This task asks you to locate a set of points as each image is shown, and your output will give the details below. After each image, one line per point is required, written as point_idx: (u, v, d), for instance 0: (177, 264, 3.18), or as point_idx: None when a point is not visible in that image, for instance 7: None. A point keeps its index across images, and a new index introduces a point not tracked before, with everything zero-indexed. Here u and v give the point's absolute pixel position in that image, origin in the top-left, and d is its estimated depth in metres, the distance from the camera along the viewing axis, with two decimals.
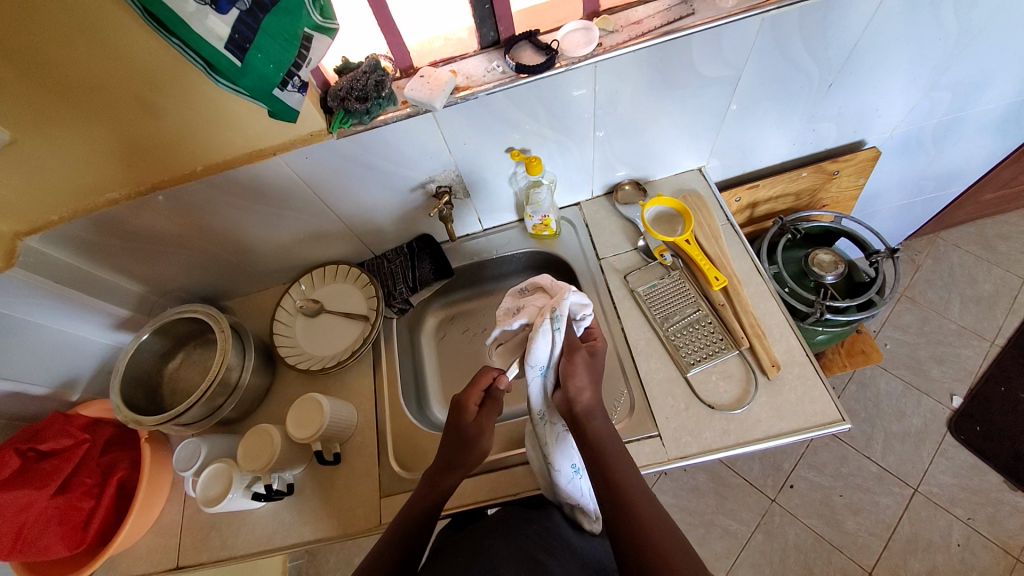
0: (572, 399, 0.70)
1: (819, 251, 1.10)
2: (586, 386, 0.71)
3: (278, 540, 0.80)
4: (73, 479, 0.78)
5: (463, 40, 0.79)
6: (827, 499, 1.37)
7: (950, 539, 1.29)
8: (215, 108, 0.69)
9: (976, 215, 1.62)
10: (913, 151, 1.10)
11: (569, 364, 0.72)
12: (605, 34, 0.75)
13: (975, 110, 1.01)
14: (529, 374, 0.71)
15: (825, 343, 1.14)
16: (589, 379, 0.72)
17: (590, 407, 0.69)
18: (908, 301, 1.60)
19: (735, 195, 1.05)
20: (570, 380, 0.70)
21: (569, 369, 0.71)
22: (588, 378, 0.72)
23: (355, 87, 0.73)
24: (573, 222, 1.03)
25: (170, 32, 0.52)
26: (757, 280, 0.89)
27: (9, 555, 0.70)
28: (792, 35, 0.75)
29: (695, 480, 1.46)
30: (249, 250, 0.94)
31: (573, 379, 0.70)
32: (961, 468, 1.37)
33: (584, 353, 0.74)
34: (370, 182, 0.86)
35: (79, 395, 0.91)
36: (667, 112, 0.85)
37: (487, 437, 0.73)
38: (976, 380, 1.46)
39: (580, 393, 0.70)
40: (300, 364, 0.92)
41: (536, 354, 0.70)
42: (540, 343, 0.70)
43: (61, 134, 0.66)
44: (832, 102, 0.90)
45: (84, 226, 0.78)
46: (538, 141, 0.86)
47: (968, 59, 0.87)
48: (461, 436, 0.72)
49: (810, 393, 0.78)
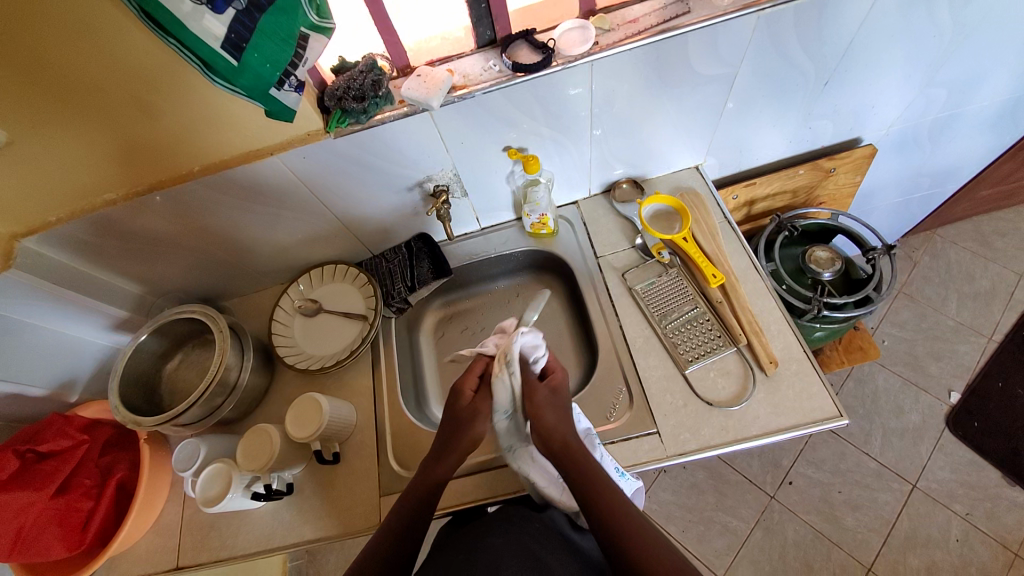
0: (546, 436, 0.70)
1: (817, 248, 1.10)
2: (554, 422, 0.71)
3: (278, 540, 0.80)
4: (73, 480, 0.78)
5: (459, 40, 0.79)
6: (826, 496, 1.38)
7: (949, 534, 1.29)
8: (213, 108, 0.69)
9: (973, 212, 1.62)
10: (909, 148, 1.10)
11: (531, 406, 0.72)
12: (601, 32, 0.75)
13: (971, 107, 1.01)
14: (494, 418, 0.73)
15: (823, 340, 1.15)
16: (556, 413, 0.72)
17: (565, 440, 0.69)
18: (906, 298, 1.60)
19: (733, 193, 1.05)
20: (535, 419, 0.71)
21: (532, 409, 0.72)
22: (554, 413, 0.72)
23: (352, 87, 0.73)
24: (571, 220, 1.03)
25: (167, 33, 0.53)
26: (755, 277, 0.89)
27: (9, 556, 0.71)
28: (787, 33, 0.75)
29: (694, 477, 1.46)
30: (247, 251, 0.94)
31: (539, 417, 0.71)
32: (959, 464, 1.37)
33: (545, 391, 0.73)
34: (368, 182, 0.87)
35: (78, 396, 0.91)
36: (664, 110, 0.85)
37: (481, 420, 0.73)
38: (974, 376, 1.47)
39: (551, 430, 0.70)
40: (299, 364, 0.92)
41: (499, 393, 0.72)
42: (498, 387, 0.71)
43: (58, 135, 0.66)
44: (828, 100, 0.90)
45: (81, 227, 0.78)
46: (535, 139, 0.86)
47: (962, 57, 0.88)
48: (456, 419, 0.74)
49: (808, 389, 0.78)
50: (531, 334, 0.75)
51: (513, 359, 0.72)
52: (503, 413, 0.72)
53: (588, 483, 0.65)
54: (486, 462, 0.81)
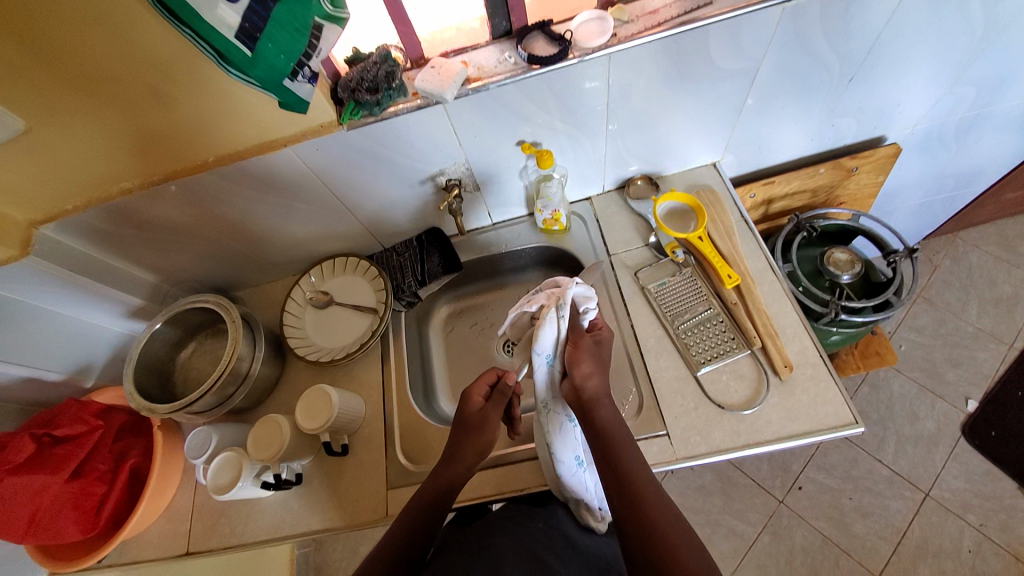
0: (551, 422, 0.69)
1: (835, 250, 1.08)
2: (593, 373, 0.70)
3: (287, 529, 0.81)
4: (87, 464, 0.79)
5: (474, 31, 0.78)
6: (836, 502, 1.36)
7: (962, 545, 1.27)
8: (227, 98, 0.69)
9: (997, 215, 1.57)
10: (934, 148, 1.07)
11: (574, 353, 0.71)
12: (619, 24, 0.73)
13: (1001, 107, 0.98)
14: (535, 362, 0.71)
15: (839, 344, 1.12)
16: (595, 365, 0.71)
17: (596, 393, 0.68)
18: (925, 302, 1.56)
19: (750, 191, 1.03)
20: (575, 367, 0.70)
21: (574, 355, 0.71)
22: (593, 364, 0.71)
23: (366, 78, 0.72)
24: (583, 217, 1.02)
25: (181, 21, 0.52)
26: (771, 279, 0.87)
27: (24, 537, 0.72)
28: (813, 27, 0.73)
29: (701, 479, 1.45)
30: (260, 242, 0.95)
31: (579, 365, 0.70)
32: (974, 473, 1.34)
33: (589, 341, 0.72)
34: (381, 174, 0.86)
35: (93, 381, 0.93)
36: (681, 106, 0.83)
37: (491, 426, 0.73)
38: (993, 385, 1.43)
39: (586, 380, 0.69)
40: (309, 356, 0.92)
41: (542, 339, 0.69)
42: (546, 330, 0.69)
43: (76, 123, 0.67)
44: (853, 97, 0.88)
45: (97, 216, 0.78)
46: (549, 134, 0.85)
47: (995, 54, 0.84)
48: (466, 423, 0.72)
49: (823, 395, 0.76)
50: (586, 286, 0.73)
51: (564, 306, 0.70)
52: (543, 357, 0.70)
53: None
54: (494, 458, 0.81)
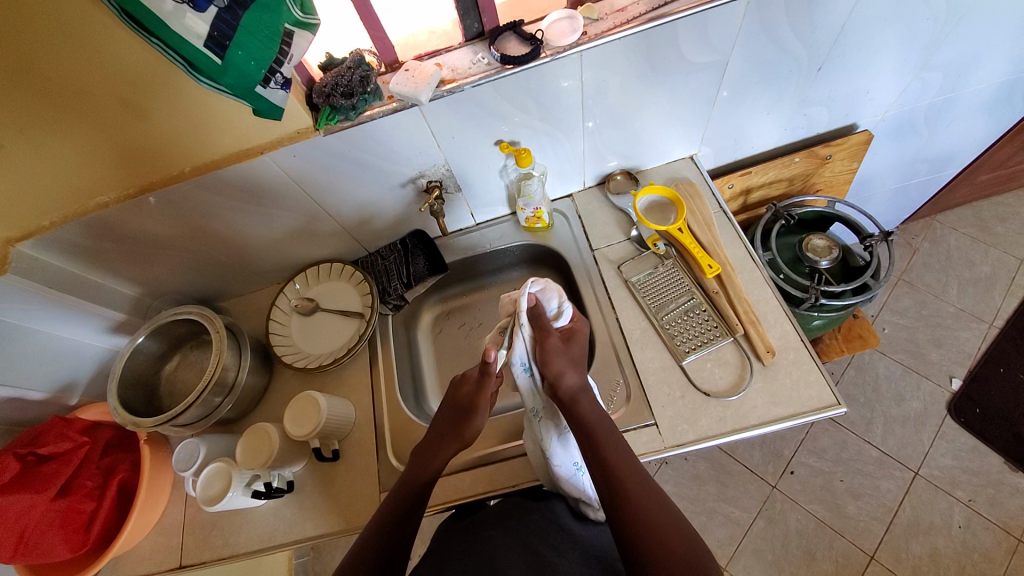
0: None
1: (813, 237, 1.10)
2: (566, 369, 0.74)
3: (280, 538, 0.80)
4: (74, 481, 0.78)
5: (447, 33, 0.78)
6: (828, 484, 1.38)
7: (951, 521, 1.29)
8: (202, 109, 0.69)
9: (973, 197, 1.61)
10: (906, 133, 1.09)
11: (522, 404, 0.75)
12: (590, 22, 0.74)
13: (968, 90, 1.00)
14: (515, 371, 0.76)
15: (821, 329, 1.13)
16: (567, 361, 0.75)
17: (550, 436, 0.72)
18: (905, 285, 1.59)
19: (728, 182, 1.05)
20: None
21: None
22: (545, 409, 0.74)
23: (340, 83, 0.73)
24: (566, 214, 1.03)
25: (149, 32, 0.52)
26: (751, 267, 0.88)
27: (12, 558, 0.71)
28: (778, 18, 0.74)
29: (695, 468, 1.46)
30: (243, 250, 0.94)
31: None
32: (961, 451, 1.37)
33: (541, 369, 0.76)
34: (363, 180, 0.87)
35: (78, 399, 0.92)
36: (656, 101, 0.85)
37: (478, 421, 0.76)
38: (976, 363, 1.46)
39: None
40: (296, 363, 0.92)
41: (514, 354, 0.76)
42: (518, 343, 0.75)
43: (50, 139, 0.66)
44: (822, 86, 0.89)
45: (76, 231, 0.77)
46: (527, 133, 0.86)
47: (958, 39, 0.86)
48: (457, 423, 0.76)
49: (806, 377, 0.78)
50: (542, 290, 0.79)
51: (523, 309, 0.76)
52: (521, 365, 0.76)
53: (595, 448, 0.68)
54: (471, 461, 0.81)
